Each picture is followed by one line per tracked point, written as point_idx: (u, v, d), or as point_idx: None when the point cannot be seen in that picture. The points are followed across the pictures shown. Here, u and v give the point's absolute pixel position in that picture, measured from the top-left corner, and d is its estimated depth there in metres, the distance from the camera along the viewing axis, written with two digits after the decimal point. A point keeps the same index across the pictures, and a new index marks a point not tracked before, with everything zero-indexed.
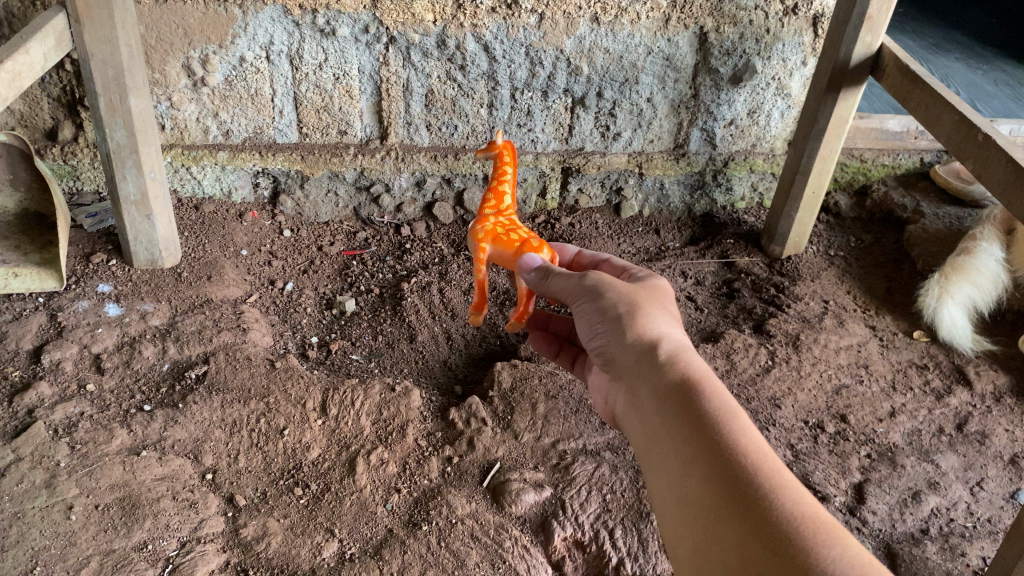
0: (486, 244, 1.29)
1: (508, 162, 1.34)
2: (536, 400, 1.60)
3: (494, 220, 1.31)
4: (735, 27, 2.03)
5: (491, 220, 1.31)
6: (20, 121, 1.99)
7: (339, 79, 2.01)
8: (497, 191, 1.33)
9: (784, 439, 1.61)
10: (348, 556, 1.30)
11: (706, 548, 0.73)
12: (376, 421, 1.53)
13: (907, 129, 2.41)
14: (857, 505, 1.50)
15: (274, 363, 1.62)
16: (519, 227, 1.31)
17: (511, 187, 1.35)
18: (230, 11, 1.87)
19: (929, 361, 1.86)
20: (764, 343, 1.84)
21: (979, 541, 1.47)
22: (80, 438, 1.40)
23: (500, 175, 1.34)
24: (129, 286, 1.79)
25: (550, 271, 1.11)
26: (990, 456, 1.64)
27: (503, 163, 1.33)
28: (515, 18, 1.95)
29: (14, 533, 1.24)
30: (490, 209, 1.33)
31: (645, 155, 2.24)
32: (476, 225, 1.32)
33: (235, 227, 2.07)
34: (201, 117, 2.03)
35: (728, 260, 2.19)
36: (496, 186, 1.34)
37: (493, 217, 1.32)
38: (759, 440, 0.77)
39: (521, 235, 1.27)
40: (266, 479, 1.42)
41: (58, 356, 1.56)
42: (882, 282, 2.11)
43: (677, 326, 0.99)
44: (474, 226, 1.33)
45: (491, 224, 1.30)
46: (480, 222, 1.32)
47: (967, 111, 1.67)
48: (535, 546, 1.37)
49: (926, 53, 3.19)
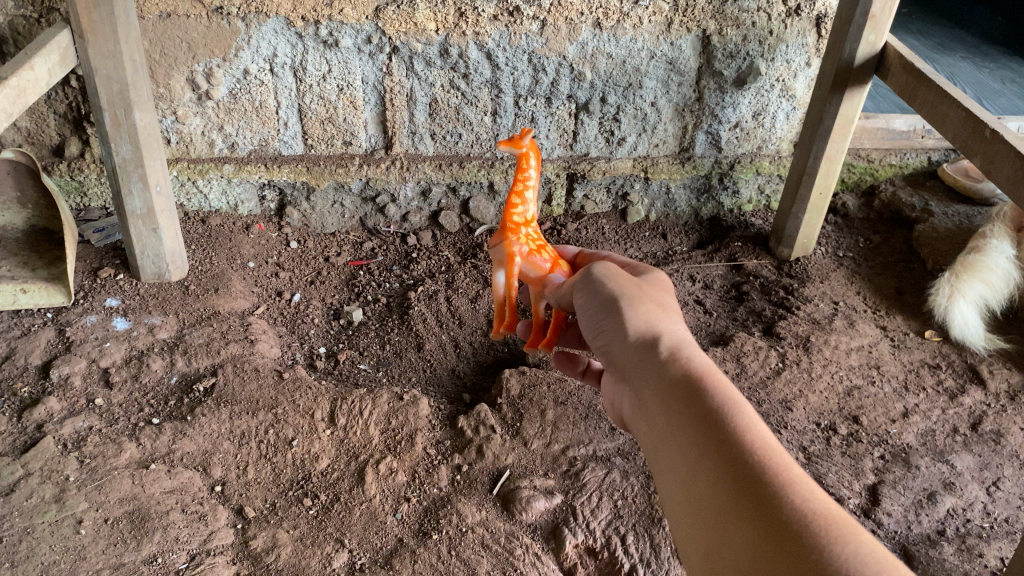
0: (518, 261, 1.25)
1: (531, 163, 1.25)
2: (545, 406, 1.59)
3: (525, 233, 1.26)
4: (738, 29, 2.02)
5: (521, 233, 1.26)
6: (27, 138, 2.01)
7: (343, 89, 2.02)
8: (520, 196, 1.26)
9: (797, 441, 1.60)
10: (358, 566, 1.29)
11: (717, 551, 0.72)
12: (385, 430, 1.53)
13: (913, 128, 2.38)
14: (872, 507, 1.48)
15: (281, 374, 1.62)
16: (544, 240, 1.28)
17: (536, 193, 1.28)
18: (233, 24, 1.88)
19: (941, 361, 1.84)
20: (774, 346, 1.83)
21: (997, 542, 1.45)
22: (88, 452, 1.40)
23: (529, 176, 1.26)
24: (136, 300, 1.80)
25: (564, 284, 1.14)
26: (1005, 455, 1.62)
27: (525, 165, 1.24)
28: (517, 25, 1.95)
29: (23, 548, 1.23)
30: (516, 218, 1.26)
31: (650, 159, 2.23)
32: (505, 240, 1.26)
33: (241, 239, 2.08)
34: (206, 131, 2.04)
35: (736, 263, 2.18)
36: (518, 188, 1.26)
37: (522, 229, 1.26)
38: (766, 434, 0.76)
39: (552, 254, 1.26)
40: (274, 491, 1.42)
41: (66, 371, 1.57)
42: (892, 282, 2.09)
43: (679, 321, 0.98)
44: (500, 238, 1.27)
45: (523, 238, 1.26)
46: (511, 235, 1.25)
47: (973, 107, 1.66)
48: (547, 553, 1.36)
49: (932, 53, 3.16)
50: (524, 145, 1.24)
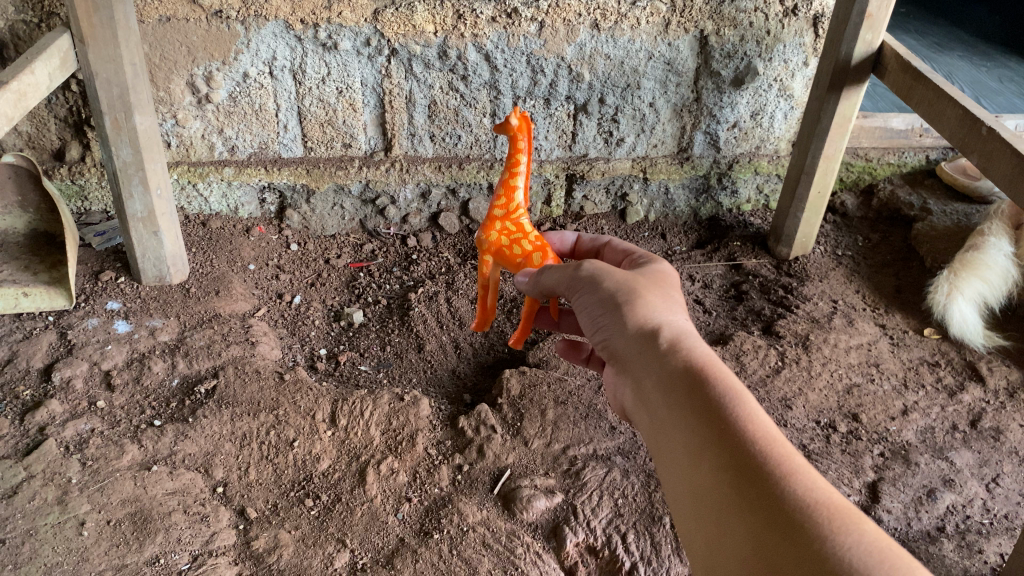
0: (490, 256, 1.32)
1: (522, 150, 1.28)
2: (545, 406, 1.60)
3: (501, 226, 1.30)
4: (735, 30, 2.03)
5: (497, 225, 1.31)
6: (27, 143, 2.02)
7: (342, 92, 2.02)
8: (508, 186, 1.30)
9: (796, 439, 1.60)
10: (359, 566, 1.30)
11: (718, 542, 0.72)
12: (386, 430, 1.54)
13: (912, 126, 2.39)
14: (872, 504, 1.48)
15: (282, 376, 1.63)
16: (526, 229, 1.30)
17: (521, 179, 1.30)
18: (232, 28, 1.89)
19: (941, 358, 1.84)
20: (773, 344, 1.83)
21: (997, 538, 1.45)
22: (91, 454, 1.41)
23: (513, 165, 1.29)
24: (137, 303, 1.80)
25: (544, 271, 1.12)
26: (1005, 452, 1.62)
27: (515, 153, 1.28)
28: (515, 27, 1.96)
29: (27, 549, 1.24)
30: (497, 211, 1.31)
31: (649, 160, 2.24)
32: (483, 231, 1.33)
33: (242, 242, 2.09)
34: (206, 134, 2.05)
35: (736, 262, 2.19)
36: (509, 176, 1.30)
37: (501, 221, 1.31)
38: (768, 425, 0.76)
39: (526, 248, 1.28)
40: (276, 491, 1.42)
41: (68, 374, 1.57)
42: (891, 281, 2.10)
43: (680, 312, 0.98)
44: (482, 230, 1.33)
45: (498, 231, 1.30)
46: (486, 228, 1.32)
47: (970, 104, 1.66)
48: (547, 552, 1.36)
49: (930, 52, 3.17)
50: (507, 133, 1.28)
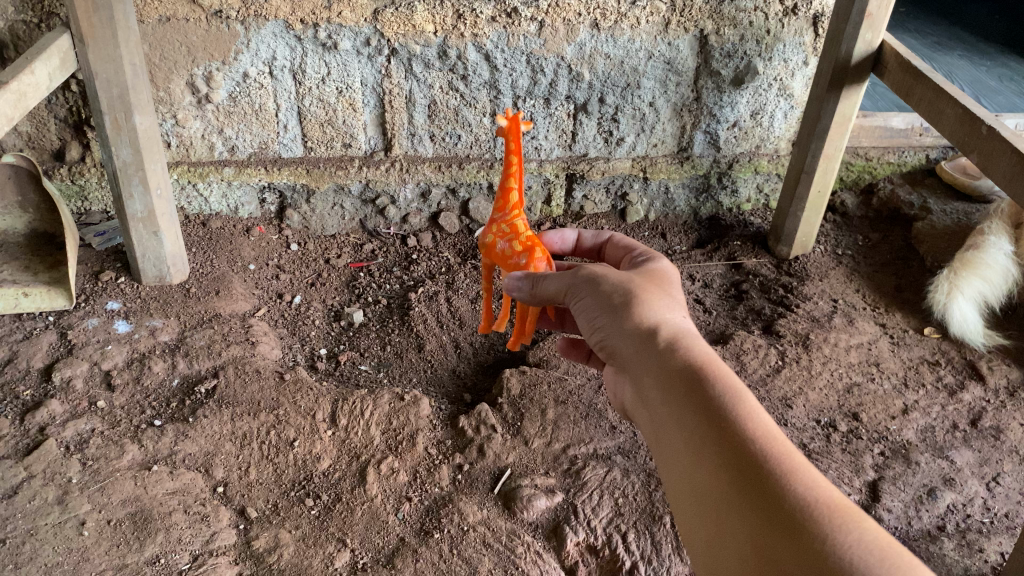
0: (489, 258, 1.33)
1: (513, 154, 1.27)
2: (545, 405, 1.60)
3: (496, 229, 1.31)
4: (735, 29, 2.03)
5: (493, 228, 1.31)
6: (27, 143, 2.02)
7: (342, 92, 2.02)
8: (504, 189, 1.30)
9: (796, 438, 1.60)
10: (360, 565, 1.30)
11: (719, 540, 0.72)
12: (386, 430, 1.54)
13: (912, 125, 2.39)
14: (872, 503, 1.48)
15: (282, 376, 1.63)
16: (519, 231, 1.29)
17: (516, 180, 1.30)
18: (232, 28, 1.89)
19: (941, 358, 1.84)
20: (773, 344, 1.83)
21: (997, 537, 1.45)
22: (92, 454, 1.41)
23: (507, 168, 1.29)
24: (137, 303, 1.80)
25: (540, 274, 1.11)
26: (1005, 450, 1.62)
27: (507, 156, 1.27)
28: (515, 27, 1.96)
29: (27, 549, 1.24)
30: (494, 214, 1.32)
31: (649, 159, 2.23)
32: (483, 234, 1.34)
33: (242, 242, 2.08)
34: (206, 134, 2.05)
35: (736, 262, 2.19)
36: (504, 179, 1.30)
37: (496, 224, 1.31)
38: (767, 422, 0.76)
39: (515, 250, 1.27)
40: (277, 491, 1.42)
41: (68, 374, 1.57)
42: (891, 280, 2.10)
43: (678, 310, 0.98)
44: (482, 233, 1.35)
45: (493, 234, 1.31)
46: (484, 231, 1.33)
47: (970, 104, 1.66)
48: (547, 551, 1.36)
49: (930, 51, 3.17)
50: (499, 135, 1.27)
